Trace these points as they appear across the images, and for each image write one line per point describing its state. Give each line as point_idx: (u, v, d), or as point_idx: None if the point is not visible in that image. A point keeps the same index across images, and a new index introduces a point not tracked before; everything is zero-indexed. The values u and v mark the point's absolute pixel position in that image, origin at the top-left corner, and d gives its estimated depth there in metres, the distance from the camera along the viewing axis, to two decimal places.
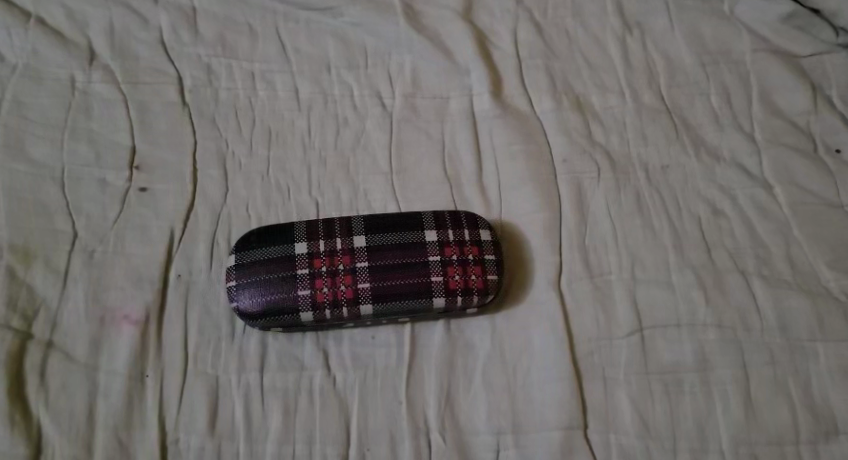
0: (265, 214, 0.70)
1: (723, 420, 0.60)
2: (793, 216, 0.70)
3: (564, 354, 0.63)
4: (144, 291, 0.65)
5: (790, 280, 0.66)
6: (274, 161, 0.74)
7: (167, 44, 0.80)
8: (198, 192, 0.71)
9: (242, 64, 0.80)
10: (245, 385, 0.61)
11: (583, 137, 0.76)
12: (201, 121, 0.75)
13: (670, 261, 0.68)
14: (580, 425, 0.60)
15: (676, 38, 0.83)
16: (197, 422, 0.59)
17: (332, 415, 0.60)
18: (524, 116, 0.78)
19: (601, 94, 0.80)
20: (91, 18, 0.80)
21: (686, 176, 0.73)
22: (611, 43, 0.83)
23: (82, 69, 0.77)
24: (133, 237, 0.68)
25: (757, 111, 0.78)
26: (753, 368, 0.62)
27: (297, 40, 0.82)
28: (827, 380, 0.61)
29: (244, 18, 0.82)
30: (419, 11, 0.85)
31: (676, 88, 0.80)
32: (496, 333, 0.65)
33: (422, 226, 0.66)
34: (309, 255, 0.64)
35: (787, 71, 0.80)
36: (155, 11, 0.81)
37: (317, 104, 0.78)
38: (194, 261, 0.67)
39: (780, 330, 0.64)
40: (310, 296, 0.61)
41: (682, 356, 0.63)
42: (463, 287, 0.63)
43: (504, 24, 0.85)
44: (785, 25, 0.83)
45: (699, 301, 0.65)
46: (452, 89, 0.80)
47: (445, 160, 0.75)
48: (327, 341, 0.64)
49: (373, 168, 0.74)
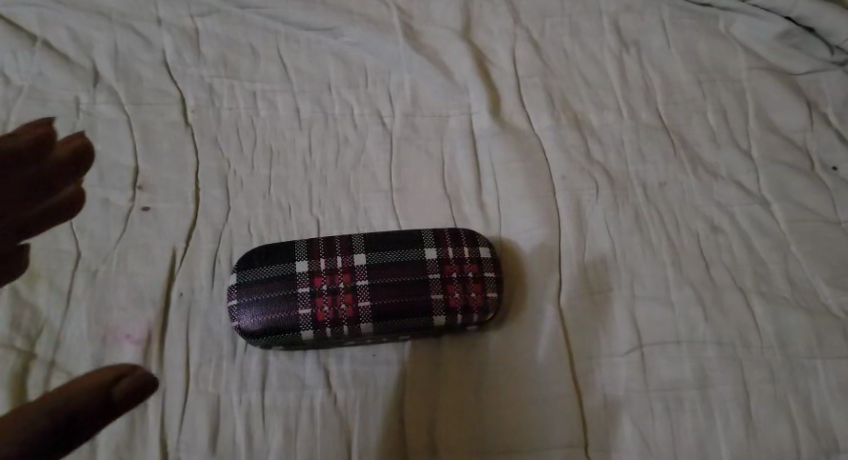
0: (267, 232, 0.71)
1: (724, 437, 0.60)
2: (792, 233, 0.70)
3: (565, 372, 0.64)
4: (146, 311, 0.65)
5: (789, 296, 0.66)
6: (275, 180, 0.74)
7: (170, 65, 0.81)
8: (201, 212, 0.72)
9: (244, 84, 0.81)
10: (246, 404, 0.62)
11: (581, 154, 0.77)
12: (204, 141, 0.76)
13: (669, 278, 0.68)
14: (581, 443, 0.61)
15: (672, 57, 0.84)
16: (198, 441, 0.60)
17: (333, 433, 0.60)
18: (523, 133, 0.79)
19: (599, 111, 0.81)
20: (96, 41, 0.81)
21: (685, 194, 0.74)
22: (609, 61, 0.84)
23: (87, 91, 0.78)
24: (136, 256, 0.68)
25: (754, 128, 0.78)
26: (753, 385, 0.62)
27: (299, 61, 0.83)
28: (828, 398, 0.61)
29: (246, 38, 0.84)
30: (419, 30, 0.86)
31: (673, 105, 0.81)
32: (496, 350, 0.65)
33: (422, 244, 0.66)
34: (310, 274, 0.64)
35: (783, 88, 0.80)
36: (158, 32, 0.83)
37: (318, 123, 0.79)
38: (196, 280, 0.68)
39: (780, 347, 0.64)
40: (311, 315, 0.62)
41: (682, 374, 0.63)
42: (463, 306, 0.63)
43: (503, 42, 0.86)
44: (781, 43, 0.84)
45: (699, 318, 0.65)
46: (451, 108, 0.81)
47: (445, 178, 0.76)
48: (327, 359, 0.64)
49: (373, 186, 0.75)
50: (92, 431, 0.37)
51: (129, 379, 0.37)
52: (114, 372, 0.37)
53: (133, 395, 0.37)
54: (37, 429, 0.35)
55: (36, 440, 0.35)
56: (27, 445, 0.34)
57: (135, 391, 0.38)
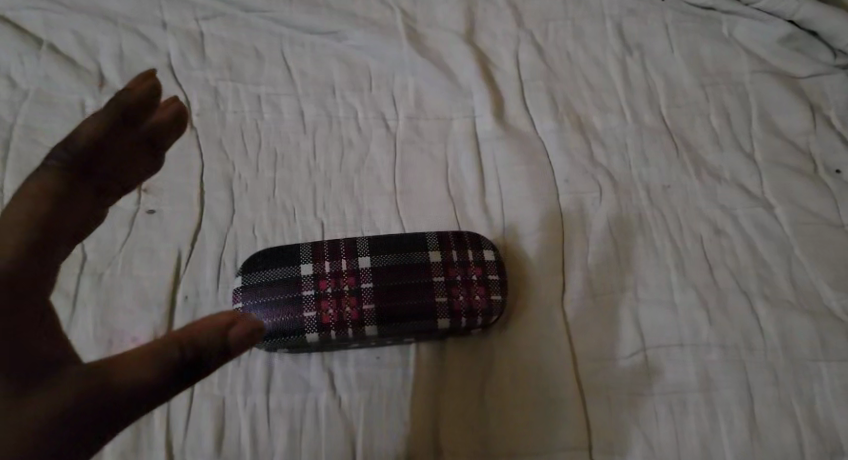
0: (271, 235, 0.71)
1: (728, 440, 0.60)
2: (795, 236, 0.71)
3: (569, 374, 0.64)
4: (152, 314, 0.65)
5: (793, 299, 0.67)
6: (280, 182, 0.75)
7: (175, 68, 0.81)
8: (206, 215, 0.72)
9: (248, 87, 0.81)
10: (251, 406, 0.62)
11: (585, 157, 0.77)
12: (209, 144, 0.77)
13: (672, 281, 0.68)
14: (586, 446, 0.61)
15: (676, 60, 0.85)
16: (204, 443, 0.60)
17: (337, 435, 0.61)
18: (527, 136, 0.79)
19: (602, 115, 0.81)
20: (101, 44, 0.82)
21: (688, 196, 0.74)
22: (612, 64, 0.85)
23: (93, 94, 0.78)
24: (142, 259, 0.69)
25: (757, 131, 0.79)
26: (757, 388, 0.62)
27: (303, 64, 0.83)
28: (831, 400, 0.61)
29: (251, 41, 0.84)
30: (422, 33, 0.87)
31: (676, 109, 0.81)
32: (501, 352, 0.66)
33: (427, 246, 0.66)
34: (314, 277, 0.64)
35: (786, 92, 0.81)
36: (163, 35, 0.83)
37: (323, 126, 0.79)
38: (201, 283, 0.68)
39: (784, 350, 0.64)
40: (316, 318, 0.62)
41: (686, 376, 0.63)
42: (467, 308, 0.63)
43: (506, 45, 0.86)
44: (783, 47, 0.85)
45: (702, 321, 0.66)
46: (455, 111, 0.81)
47: (449, 181, 0.76)
48: (332, 361, 0.64)
49: (377, 189, 0.75)
50: (201, 376, 0.40)
51: (239, 326, 0.40)
52: (226, 317, 0.40)
53: (244, 341, 0.40)
54: (152, 374, 0.38)
55: (158, 377, 0.38)
56: (144, 387, 0.38)
57: (247, 336, 0.40)
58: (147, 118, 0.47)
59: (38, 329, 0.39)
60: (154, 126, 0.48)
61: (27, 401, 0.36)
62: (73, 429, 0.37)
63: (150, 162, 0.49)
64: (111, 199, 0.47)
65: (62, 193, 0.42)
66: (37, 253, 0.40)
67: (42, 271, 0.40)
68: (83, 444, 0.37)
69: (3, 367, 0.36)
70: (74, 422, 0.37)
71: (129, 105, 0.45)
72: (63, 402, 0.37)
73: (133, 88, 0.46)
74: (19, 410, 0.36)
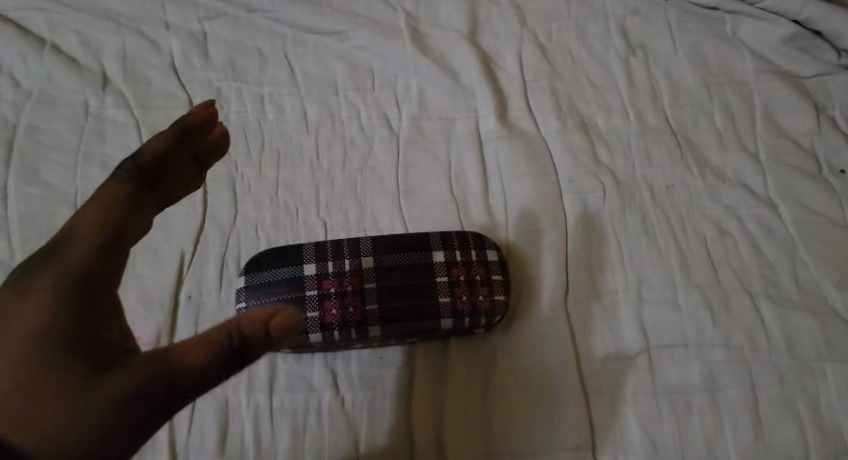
0: (274, 236, 0.71)
1: (732, 440, 0.60)
2: (799, 236, 0.70)
3: (572, 374, 0.64)
4: (155, 314, 0.65)
5: (797, 299, 0.66)
6: (283, 183, 0.75)
7: (178, 68, 0.81)
8: (209, 214, 0.72)
9: (251, 88, 0.81)
10: (254, 406, 0.62)
11: (588, 157, 0.77)
12: None
13: (677, 281, 0.68)
14: (588, 445, 0.61)
15: (679, 60, 0.84)
16: (207, 443, 0.60)
17: (340, 435, 0.61)
18: (530, 136, 0.79)
19: (606, 115, 0.81)
20: (104, 44, 0.82)
21: (692, 196, 0.74)
22: (615, 64, 0.84)
23: (96, 94, 0.78)
24: (145, 258, 0.69)
25: (761, 131, 0.78)
26: (761, 388, 0.62)
27: (306, 64, 0.83)
28: (836, 401, 0.61)
29: (254, 42, 0.84)
30: (425, 34, 0.86)
31: (680, 109, 0.81)
32: (504, 351, 0.65)
33: (430, 246, 0.66)
34: (317, 277, 0.64)
35: (790, 92, 0.80)
36: (166, 36, 0.83)
37: (326, 126, 0.79)
38: (204, 283, 0.68)
39: (789, 350, 0.64)
40: (318, 318, 0.62)
41: (689, 377, 0.63)
42: (471, 309, 0.63)
43: (509, 46, 0.86)
44: (787, 47, 0.84)
45: (706, 321, 0.65)
46: (458, 111, 0.81)
47: (452, 181, 0.76)
48: (335, 362, 0.64)
49: (379, 189, 0.75)
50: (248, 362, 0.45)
51: (280, 318, 0.44)
52: (268, 311, 0.45)
53: (286, 332, 0.45)
54: (205, 360, 0.43)
55: (210, 363, 0.43)
56: (197, 372, 0.43)
57: (288, 327, 0.45)
58: (204, 135, 0.54)
59: (109, 316, 0.44)
60: (205, 146, 0.54)
61: (100, 379, 0.41)
62: (141, 406, 0.42)
63: (195, 179, 0.54)
64: (158, 212, 0.52)
65: (124, 209, 0.47)
66: (103, 256, 0.44)
67: (110, 270, 0.45)
68: (149, 421, 0.42)
69: (78, 347, 0.41)
70: (140, 401, 0.42)
71: (187, 125, 0.52)
72: (132, 384, 0.42)
73: (195, 112, 0.54)
74: (95, 388, 0.41)
